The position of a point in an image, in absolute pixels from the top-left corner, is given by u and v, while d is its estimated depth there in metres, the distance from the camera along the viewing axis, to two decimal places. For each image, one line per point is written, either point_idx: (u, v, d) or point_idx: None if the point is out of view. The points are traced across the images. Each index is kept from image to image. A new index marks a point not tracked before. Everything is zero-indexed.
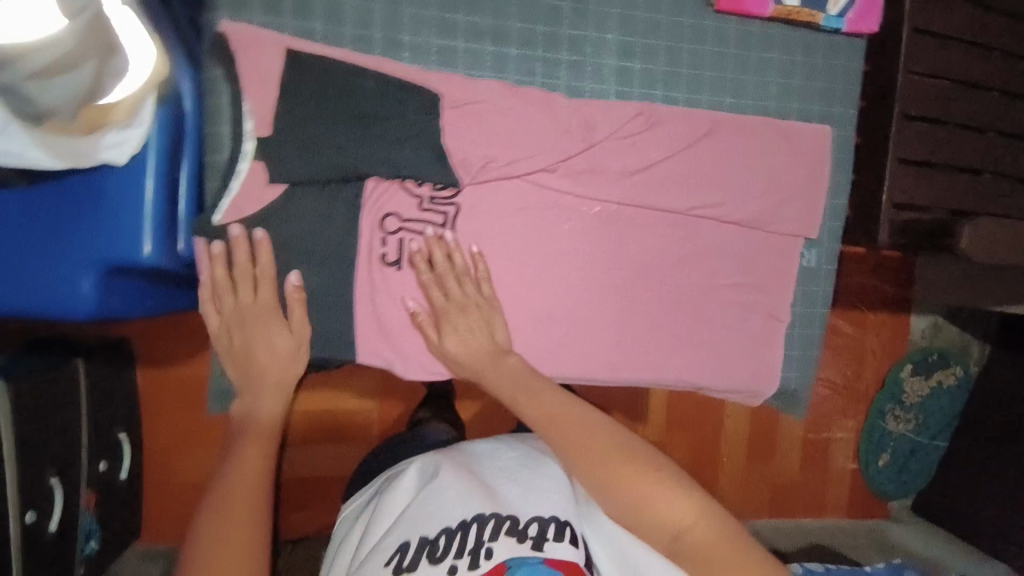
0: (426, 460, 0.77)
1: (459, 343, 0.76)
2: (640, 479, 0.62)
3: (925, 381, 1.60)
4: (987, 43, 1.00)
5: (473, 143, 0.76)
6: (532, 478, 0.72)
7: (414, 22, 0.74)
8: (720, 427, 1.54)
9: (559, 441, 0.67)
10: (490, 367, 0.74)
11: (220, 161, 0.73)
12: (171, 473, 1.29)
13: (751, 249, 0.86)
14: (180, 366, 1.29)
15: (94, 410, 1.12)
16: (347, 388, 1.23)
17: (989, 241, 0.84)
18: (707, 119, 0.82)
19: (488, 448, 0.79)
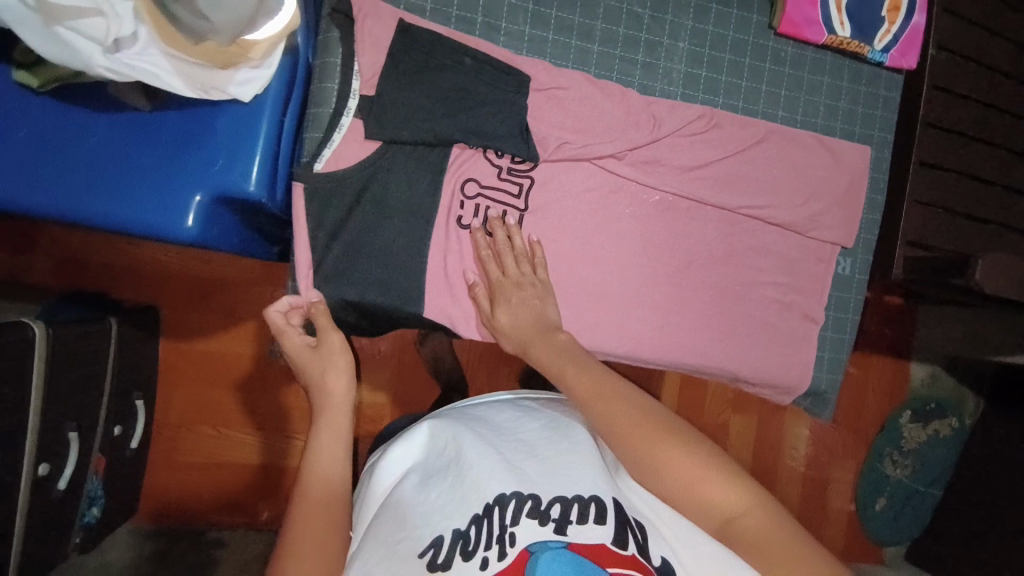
0: (439, 429, 0.68)
1: (509, 315, 0.76)
2: (687, 461, 0.55)
3: (922, 428, 1.65)
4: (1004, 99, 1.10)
5: (553, 124, 0.83)
6: (559, 450, 0.63)
7: (512, 11, 0.82)
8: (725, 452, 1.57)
9: (595, 416, 0.61)
10: (536, 339, 0.73)
11: (324, 114, 0.78)
12: (181, 450, 1.24)
13: (793, 251, 0.93)
14: (206, 341, 1.25)
15: (118, 372, 1.09)
16: (364, 381, 1.25)
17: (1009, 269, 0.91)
18: (762, 129, 0.90)
19: (509, 418, 0.71)
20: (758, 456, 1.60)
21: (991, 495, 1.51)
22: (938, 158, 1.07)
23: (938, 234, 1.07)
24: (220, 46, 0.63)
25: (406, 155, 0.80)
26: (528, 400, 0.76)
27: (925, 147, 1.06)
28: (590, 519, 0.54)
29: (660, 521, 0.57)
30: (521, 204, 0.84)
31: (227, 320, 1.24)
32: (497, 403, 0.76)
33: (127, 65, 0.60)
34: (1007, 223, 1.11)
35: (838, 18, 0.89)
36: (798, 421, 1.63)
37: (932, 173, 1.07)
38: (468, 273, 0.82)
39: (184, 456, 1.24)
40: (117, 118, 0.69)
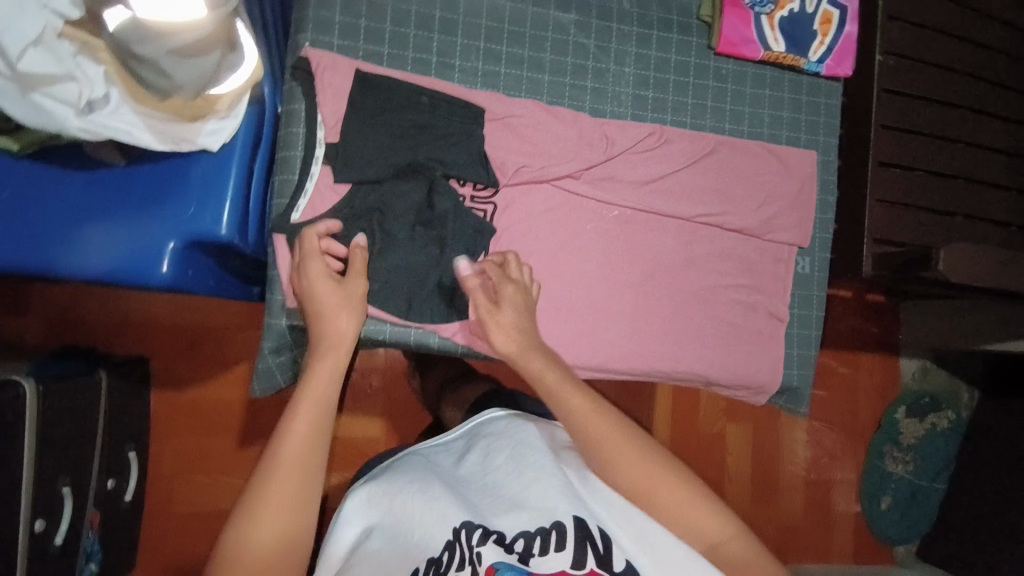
0: (403, 472, 0.69)
1: (514, 313, 0.71)
2: (680, 493, 0.60)
3: (920, 423, 1.65)
4: (949, 98, 1.16)
5: (511, 151, 0.88)
6: (525, 482, 0.63)
7: (465, 50, 0.87)
8: (723, 462, 1.57)
9: (585, 445, 0.63)
10: (544, 353, 0.69)
11: (293, 157, 0.82)
12: (173, 500, 1.23)
13: (752, 254, 0.97)
14: (193, 387, 1.26)
15: (108, 422, 1.10)
16: (358, 412, 1.27)
17: (966, 263, 0.95)
18: (710, 141, 0.95)
19: (477, 454, 0.71)
20: (756, 465, 1.60)
21: (999, 486, 1.51)
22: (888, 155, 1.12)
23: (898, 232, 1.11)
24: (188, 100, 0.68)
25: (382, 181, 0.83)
26: (493, 424, 0.73)
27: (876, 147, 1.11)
28: (550, 550, 0.57)
29: (628, 526, 0.59)
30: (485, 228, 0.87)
31: (216, 363, 1.27)
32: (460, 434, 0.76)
33: (101, 125, 0.65)
34: (968, 215, 1.16)
35: (771, 35, 0.95)
36: (791, 426, 1.63)
37: (890, 172, 1.13)
38: (463, 269, 0.78)
39: (176, 506, 1.23)
40: (93, 176, 0.73)
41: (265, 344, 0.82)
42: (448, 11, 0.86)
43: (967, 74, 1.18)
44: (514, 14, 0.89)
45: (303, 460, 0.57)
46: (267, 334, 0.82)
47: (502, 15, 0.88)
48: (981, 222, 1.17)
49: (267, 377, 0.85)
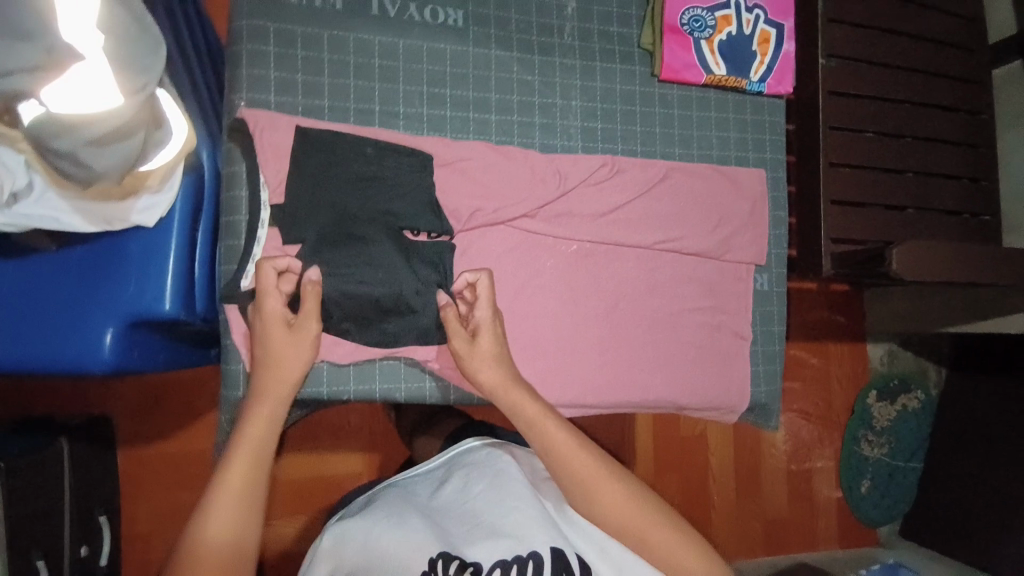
0: (381, 509, 0.70)
1: (493, 343, 0.77)
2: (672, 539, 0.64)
3: (891, 405, 1.70)
4: (892, 98, 1.19)
5: (463, 196, 0.87)
6: (504, 513, 0.66)
7: (407, 96, 0.86)
8: (707, 464, 1.59)
9: (572, 482, 0.66)
10: (521, 384, 0.74)
11: (238, 221, 0.80)
12: (149, 563, 1.19)
13: (711, 276, 0.98)
14: (161, 443, 1.21)
15: (76, 489, 1.05)
16: (335, 449, 1.25)
17: (915, 260, 0.99)
18: (661, 168, 0.96)
19: (456, 485, 0.72)
20: (738, 463, 1.62)
21: (973, 461, 1.56)
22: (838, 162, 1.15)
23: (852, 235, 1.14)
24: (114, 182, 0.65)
25: (333, 234, 0.80)
26: (471, 452, 0.76)
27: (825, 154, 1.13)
28: None
29: (606, 557, 0.64)
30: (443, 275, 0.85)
31: (184, 417, 1.22)
32: (437, 463, 0.78)
33: (26, 215, 0.62)
34: (920, 208, 1.19)
35: (711, 59, 0.96)
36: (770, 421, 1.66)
37: (842, 171, 1.16)
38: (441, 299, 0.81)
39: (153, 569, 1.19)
40: (25, 264, 0.70)
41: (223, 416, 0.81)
42: (387, 57, 0.85)
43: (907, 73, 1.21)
44: (455, 56, 0.88)
45: (251, 464, 0.62)
46: (224, 408, 0.80)
47: (442, 58, 0.87)
48: (933, 214, 1.21)
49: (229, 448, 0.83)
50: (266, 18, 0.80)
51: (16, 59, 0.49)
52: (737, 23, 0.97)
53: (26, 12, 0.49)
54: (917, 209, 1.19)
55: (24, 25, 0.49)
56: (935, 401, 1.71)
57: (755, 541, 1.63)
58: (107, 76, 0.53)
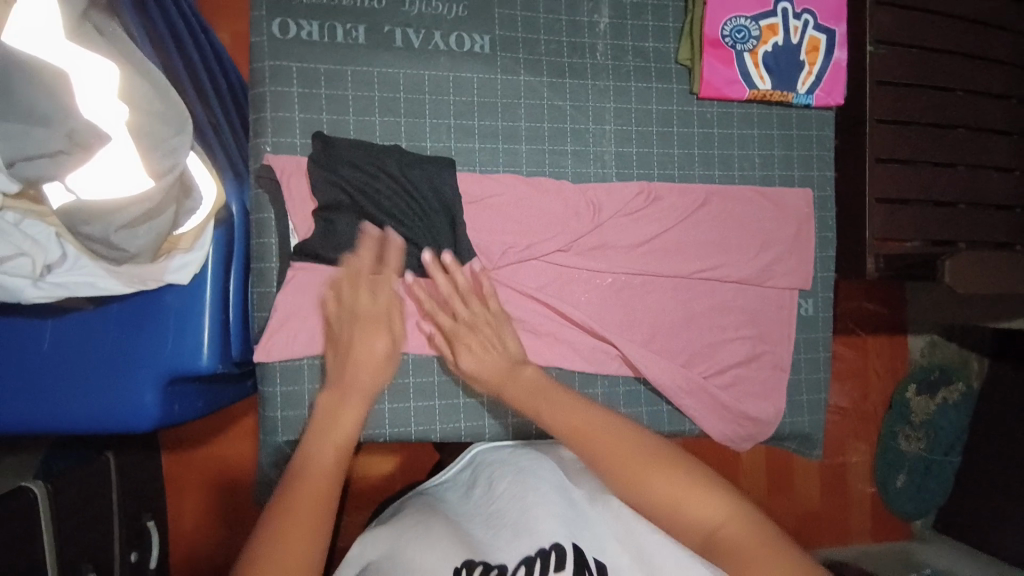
0: (408, 514, 0.70)
1: (474, 361, 0.71)
2: (677, 484, 0.56)
3: (931, 399, 1.63)
4: (948, 85, 1.10)
5: (495, 233, 0.84)
6: (525, 506, 0.65)
7: (434, 129, 0.83)
8: (738, 461, 1.58)
9: (586, 458, 0.60)
10: (505, 384, 0.68)
11: (268, 269, 0.78)
12: (197, 558, 1.24)
13: (754, 304, 0.92)
14: (203, 446, 1.25)
15: (125, 502, 1.08)
16: (367, 453, 1.26)
17: (968, 273, 0.96)
18: (701, 192, 0.91)
19: (484, 489, 0.72)
20: (771, 460, 1.60)
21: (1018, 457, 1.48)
22: (889, 159, 1.07)
23: (901, 237, 1.08)
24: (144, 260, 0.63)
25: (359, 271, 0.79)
26: (496, 455, 0.77)
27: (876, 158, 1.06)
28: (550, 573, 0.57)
29: (630, 544, 0.59)
30: None
31: (223, 421, 1.25)
32: (467, 467, 0.80)
33: (57, 284, 0.62)
34: (972, 202, 1.12)
35: (755, 72, 0.90)
36: None
37: (895, 168, 1.08)
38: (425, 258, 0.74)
39: (202, 564, 1.24)
40: (64, 321, 0.70)
41: (264, 459, 0.80)
42: (412, 90, 0.82)
43: (967, 62, 1.11)
44: (484, 85, 0.85)
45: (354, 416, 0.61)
46: (264, 449, 0.79)
47: (470, 88, 0.84)
48: (985, 207, 1.13)
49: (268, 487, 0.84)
50: (291, 58, 0.78)
51: (37, 145, 0.48)
52: (784, 32, 0.90)
53: (41, 95, 0.47)
54: (972, 210, 1.12)
55: (40, 109, 0.47)
56: (977, 392, 1.63)
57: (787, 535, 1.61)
58: (132, 158, 0.52)
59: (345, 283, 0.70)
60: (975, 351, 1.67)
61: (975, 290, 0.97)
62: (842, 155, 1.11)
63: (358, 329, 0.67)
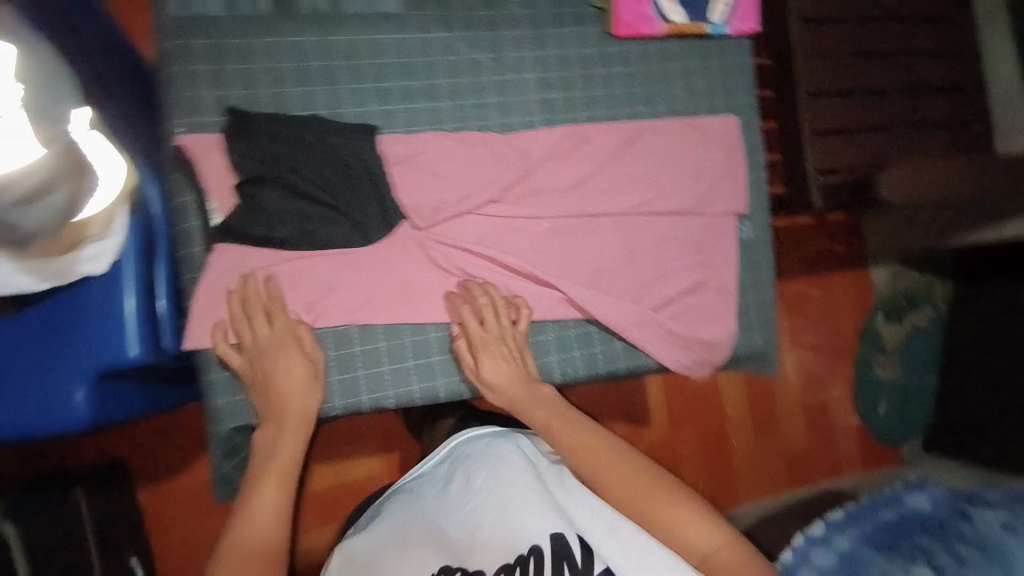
0: (389, 522, 0.71)
1: (493, 370, 0.78)
2: (670, 508, 0.60)
3: (900, 326, 1.67)
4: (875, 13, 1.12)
5: (425, 192, 0.84)
6: (503, 506, 0.65)
7: (351, 95, 0.82)
8: (721, 409, 1.59)
9: (585, 475, 0.65)
10: (523, 392, 0.76)
11: (194, 253, 0.77)
12: None
13: (695, 233, 0.94)
14: (181, 475, 1.12)
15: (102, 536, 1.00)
16: (354, 452, 1.23)
17: (907, 182, 0.98)
18: (629, 129, 0.92)
19: (459, 484, 0.71)
20: (754, 403, 1.62)
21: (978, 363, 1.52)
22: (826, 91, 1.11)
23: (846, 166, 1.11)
24: (49, 243, 0.63)
25: (289, 240, 0.77)
26: (473, 445, 0.75)
27: (808, 89, 1.09)
28: None
29: (614, 536, 0.59)
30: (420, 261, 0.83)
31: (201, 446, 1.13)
32: (441, 458, 0.78)
33: None
34: (910, 123, 1.14)
35: (667, 6, 0.91)
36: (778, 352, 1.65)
37: (827, 101, 1.11)
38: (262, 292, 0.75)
39: None
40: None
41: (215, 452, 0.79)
42: (325, 57, 0.81)
43: None
44: (397, 45, 0.84)
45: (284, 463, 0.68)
46: (214, 443, 0.79)
47: (382, 48, 0.84)
48: (925, 129, 1.15)
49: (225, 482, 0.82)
50: (195, 37, 0.77)
51: None
52: None
53: None
54: (912, 131, 1.14)
55: None
56: (946, 315, 1.65)
57: (780, 475, 1.63)
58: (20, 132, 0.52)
59: (237, 313, 0.74)
60: (939, 276, 1.67)
61: (916, 201, 0.99)
62: (779, 90, 1.16)
63: (269, 361, 0.74)
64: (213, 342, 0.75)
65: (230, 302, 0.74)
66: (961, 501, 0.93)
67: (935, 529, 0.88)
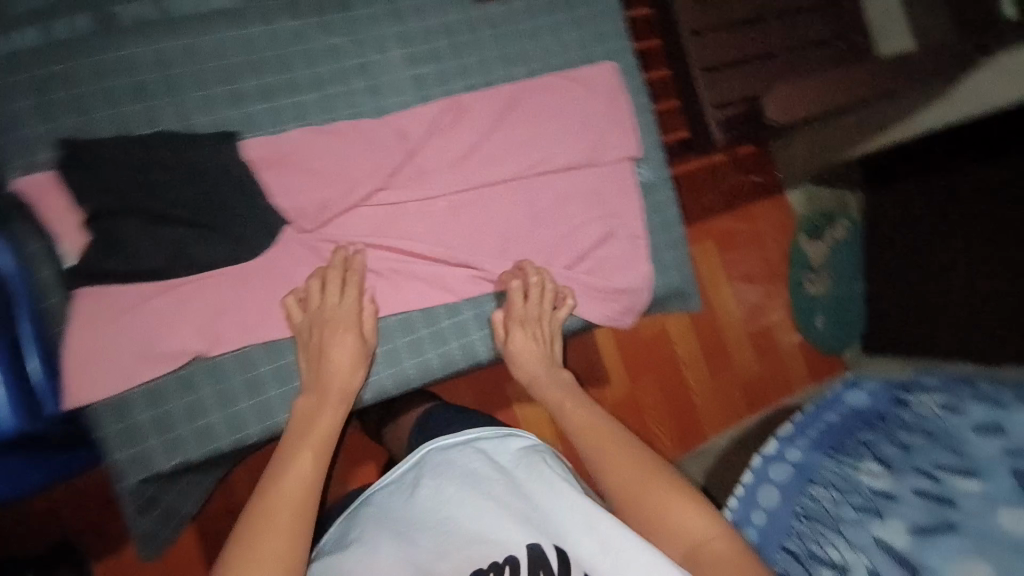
0: (352, 539, 0.61)
1: (522, 341, 0.82)
2: (665, 495, 0.60)
3: (822, 242, 1.71)
4: None
5: (306, 192, 0.79)
6: (473, 513, 0.59)
7: (203, 104, 0.77)
8: (673, 355, 1.59)
9: (596, 463, 0.66)
10: (540, 372, 0.80)
11: (58, 305, 0.73)
12: None
13: (595, 185, 0.93)
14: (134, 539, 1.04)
15: None
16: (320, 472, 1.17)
17: (789, 102, 1.04)
18: (509, 91, 0.89)
19: (427, 491, 0.63)
20: (702, 342, 1.62)
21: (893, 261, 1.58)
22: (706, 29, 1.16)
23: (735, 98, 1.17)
24: None
25: (163, 272, 0.75)
26: (448, 451, 0.67)
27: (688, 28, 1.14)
28: None
29: (592, 533, 0.56)
30: (316, 264, 0.80)
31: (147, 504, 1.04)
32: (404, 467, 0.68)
33: None
34: (790, 46, 1.20)
35: None
36: (716, 289, 1.65)
37: (712, 37, 1.15)
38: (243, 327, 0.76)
39: None
40: None
41: (128, 509, 0.75)
42: (163, 67, 0.76)
43: None
44: (241, 43, 0.79)
45: (324, 445, 0.64)
46: (125, 499, 0.75)
47: (225, 49, 0.78)
48: (804, 48, 1.21)
49: (148, 537, 0.79)
50: (9, 69, 0.71)
51: None
52: None
53: None
54: (794, 55, 1.20)
55: None
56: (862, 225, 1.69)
57: (738, 405, 1.63)
58: None
59: (310, 285, 0.77)
60: (849, 186, 1.69)
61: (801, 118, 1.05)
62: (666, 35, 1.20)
63: (329, 334, 0.75)
64: (285, 305, 0.78)
65: (310, 277, 0.77)
66: (897, 388, 0.93)
67: (878, 422, 0.89)
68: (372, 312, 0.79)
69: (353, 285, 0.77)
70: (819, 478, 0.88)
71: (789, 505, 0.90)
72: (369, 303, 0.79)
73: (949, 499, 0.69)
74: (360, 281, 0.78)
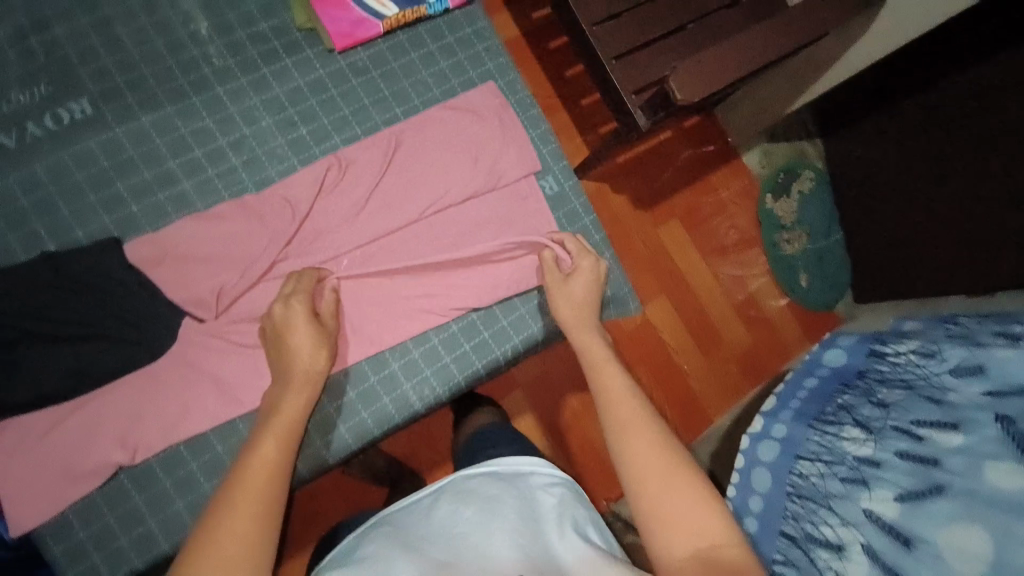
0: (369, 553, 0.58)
1: (576, 280, 0.81)
2: (685, 499, 0.54)
3: (789, 199, 1.53)
4: None
5: (199, 281, 0.79)
6: (488, 533, 0.56)
7: (80, 216, 0.78)
8: (658, 341, 1.48)
9: (615, 437, 0.61)
10: (580, 318, 0.78)
11: None
12: None
13: (499, 208, 0.91)
14: None
15: None
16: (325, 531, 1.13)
17: (697, 77, 0.91)
18: (391, 135, 0.88)
19: (446, 513, 0.60)
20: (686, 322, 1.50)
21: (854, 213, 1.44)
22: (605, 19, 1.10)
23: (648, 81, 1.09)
24: None
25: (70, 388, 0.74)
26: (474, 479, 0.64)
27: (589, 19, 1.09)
28: None
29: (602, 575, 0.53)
30: (226, 348, 0.80)
31: None
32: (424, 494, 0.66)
33: None
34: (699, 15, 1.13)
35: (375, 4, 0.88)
36: (690, 268, 1.52)
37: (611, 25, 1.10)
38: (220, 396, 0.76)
39: None
40: None
41: None
42: (33, 189, 0.77)
43: None
44: (107, 149, 0.79)
45: (281, 441, 0.63)
46: None
47: (92, 157, 0.79)
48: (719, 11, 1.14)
49: None
50: None
51: None
52: None
53: None
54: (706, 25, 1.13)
55: None
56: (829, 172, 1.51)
57: (734, 381, 1.49)
58: None
59: (286, 287, 0.78)
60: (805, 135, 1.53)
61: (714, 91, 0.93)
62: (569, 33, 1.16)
63: (294, 317, 0.74)
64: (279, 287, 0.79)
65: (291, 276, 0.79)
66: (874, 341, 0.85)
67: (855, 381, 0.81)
68: (333, 300, 0.79)
69: (309, 278, 0.78)
70: (805, 452, 0.77)
71: (779, 486, 0.78)
72: (330, 291, 0.80)
73: (931, 458, 0.62)
74: (314, 275, 0.79)
